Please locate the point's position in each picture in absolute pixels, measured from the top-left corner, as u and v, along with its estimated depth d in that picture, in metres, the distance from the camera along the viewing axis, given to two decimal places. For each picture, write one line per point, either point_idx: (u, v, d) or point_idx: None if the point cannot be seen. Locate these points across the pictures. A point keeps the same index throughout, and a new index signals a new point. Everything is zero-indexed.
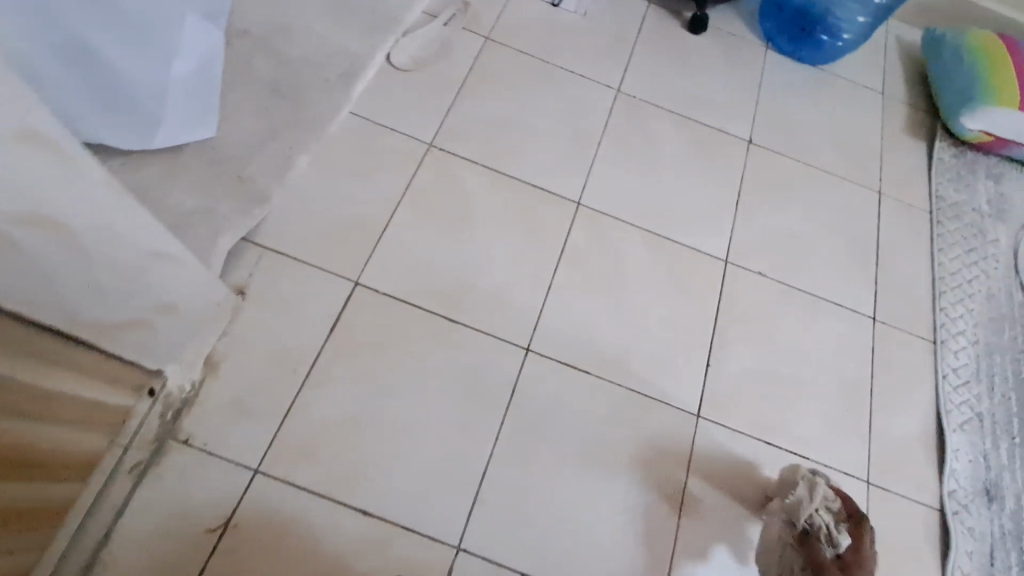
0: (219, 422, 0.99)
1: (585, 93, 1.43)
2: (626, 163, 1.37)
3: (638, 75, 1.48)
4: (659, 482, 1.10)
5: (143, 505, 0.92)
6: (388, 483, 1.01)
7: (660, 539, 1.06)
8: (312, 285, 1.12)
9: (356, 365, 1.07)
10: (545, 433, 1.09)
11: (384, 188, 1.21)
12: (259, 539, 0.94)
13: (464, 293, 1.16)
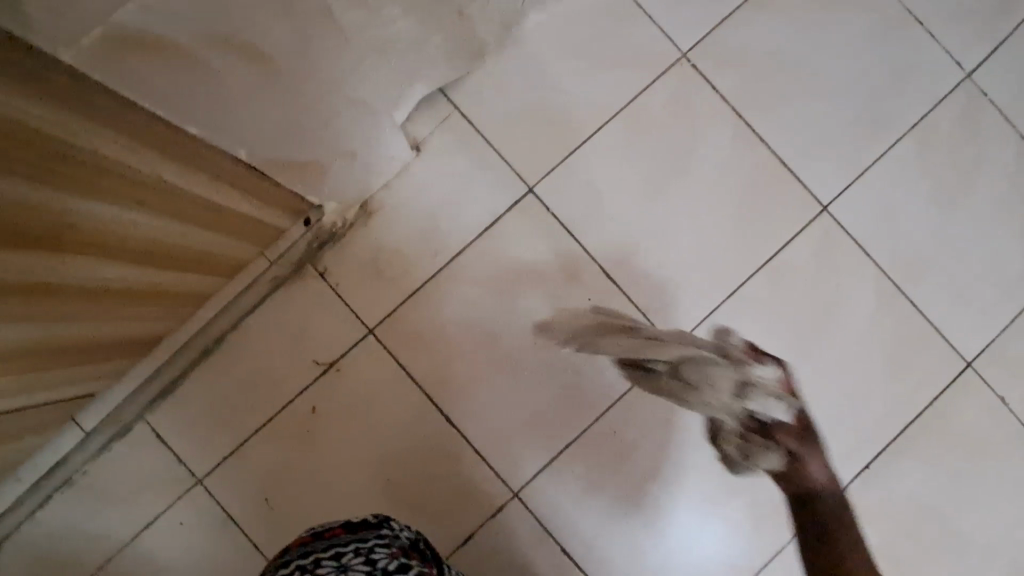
0: (356, 268, 0.98)
1: (917, 61, 1.02)
2: (919, 172, 1.01)
3: (1007, 65, 1.04)
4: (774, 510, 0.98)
5: (272, 315, 0.96)
6: (480, 405, 0.98)
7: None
8: (487, 172, 1.00)
9: (497, 278, 0.99)
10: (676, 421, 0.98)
11: (606, 94, 1.01)
12: (352, 393, 0.96)
13: (636, 255, 1.00)
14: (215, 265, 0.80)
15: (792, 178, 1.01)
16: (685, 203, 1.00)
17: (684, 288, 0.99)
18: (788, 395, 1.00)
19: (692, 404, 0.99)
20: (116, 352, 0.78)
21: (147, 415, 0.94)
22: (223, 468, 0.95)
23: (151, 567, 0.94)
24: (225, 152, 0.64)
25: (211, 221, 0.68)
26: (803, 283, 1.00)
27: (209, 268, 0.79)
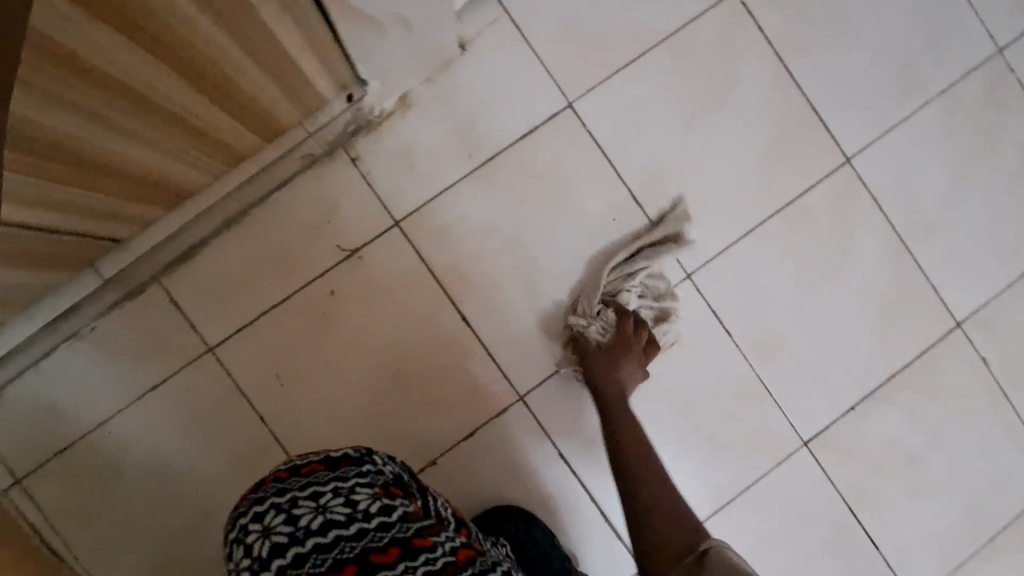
0: (389, 158, 0.98)
1: (951, 32, 1.06)
2: (937, 138, 1.06)
3: None
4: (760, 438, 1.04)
5: (300, 193, 0.95)
6: (497, 309, 1.00)
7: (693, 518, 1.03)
8: (529, 82, 1.00)
9: (528, 186, 1.00)
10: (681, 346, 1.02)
11: (655, 18, 1.02)
12: (372, 282, 0.97)
13: (663, 181, 1.02)
14: (257, 122, 0.79)
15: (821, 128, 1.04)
16: (717, 137, 1.03)
17: (705, 220, 1.02)
18: (789, 337, 1.04)
19: (700, 331, 1.03)
20: (150, 196, 0.78)
21: (164, 277, 0.93)
22: (237, 339, 0.96)
23: (156, 429, 0.95)
24: None
25: (266, 62, 0.67)
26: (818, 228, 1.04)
27: (251, 123, 0.78)
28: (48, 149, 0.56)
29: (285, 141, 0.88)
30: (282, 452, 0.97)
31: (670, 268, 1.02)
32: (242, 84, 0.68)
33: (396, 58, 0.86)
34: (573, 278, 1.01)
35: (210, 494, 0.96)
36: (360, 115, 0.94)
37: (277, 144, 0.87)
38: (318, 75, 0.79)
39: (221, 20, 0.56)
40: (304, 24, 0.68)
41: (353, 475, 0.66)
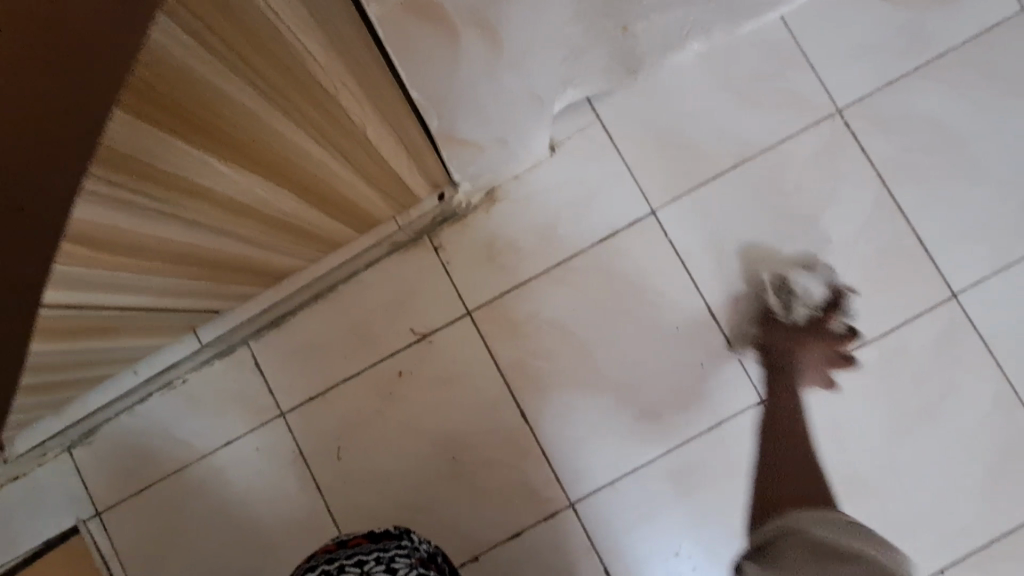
0: (470, 250, 1.01)
1: None
2: None
3: None
4: None
5: (384, 276, 1.01)
6: (558, 410, 0.99)
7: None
8: (614, 189, 1.01)
9: (602, 290, 1.00)
10: (747, 475, 0.97)
11: (751, 137, 1.01)
12: (440, 367, 1.00)
13: (742, 299, 0.99)
14: (357, 220, 0.85)
15: (925, 261, 0.98)
16: (806, 260, 0.99)
17: (785, 345, 0.98)
18: (873, 482, 0.96)
19: (770, 462, 0.97)
20: (253, 279, 0.84)
21: (251, 341, 1.01)
22: (307, 408, 1.00)
23: (222, 484, 1.00)
24: (417, 121, 0.68)
25: (372, 179, 0.72)
26: (914, 368, 0.96)
27: (351, 222, 0.84)
28: (175, 261, 0.62)
29: (377, 234, 0.94)
30: (332, 523, 0.99)
31: (743, 390, 0.98)
32: (349, 196, 0.74)
33: (491, 166, 0.90)
34: (638, 388, 0.99)
35: (260, 555, 0.99)
36: (449, 211, 0.99)
37: (371, 235, 0.93)
38: (417, 182, 0.84)
39: (341, 157, 0.61)
40: (413, 149, 0.73)
41: (393, 549, 0.74)
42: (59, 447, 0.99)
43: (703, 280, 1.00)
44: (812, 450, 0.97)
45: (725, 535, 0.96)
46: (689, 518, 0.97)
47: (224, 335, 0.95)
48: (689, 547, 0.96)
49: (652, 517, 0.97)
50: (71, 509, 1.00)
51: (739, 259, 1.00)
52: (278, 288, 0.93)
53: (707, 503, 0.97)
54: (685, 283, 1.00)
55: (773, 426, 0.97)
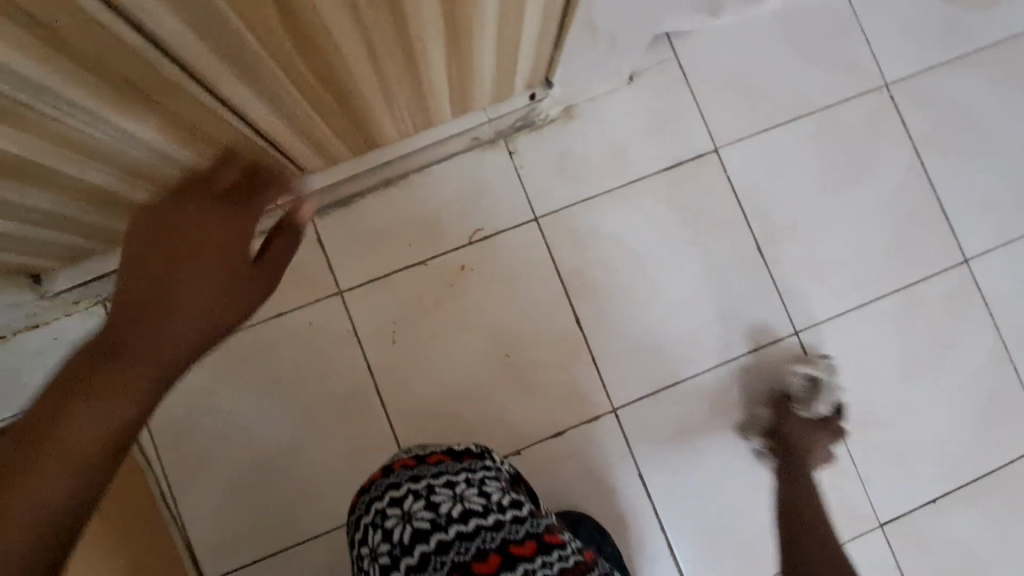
0: (543, 161, 1.06)
1: None
2: None
3: None
4: (836, 508, 1.03)
5: (458, 172, 1.03)
6: (609, 320, 1.04)
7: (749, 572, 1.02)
8: (683, 124, 1.08)
9: (661, 216, 1.07)
10: (775, 400, 1.05)
11: (809, 96, 1.10)
12: (503, 267, 1.03)
13: (787, 240, 1.08)
14: (460, 101, 0.87)
15: (947, 227, 1.09)
16: (846, 213, 1.09)
17: (820, 286, 1.07)
18: (883, 416, 1.06)
19: (797, 389, 1.05)
20: (350, 142, 0.85)
21: (317, 216, 1.00)
22: (366, 290, 1.01)
23: (267, 355, 0.98)
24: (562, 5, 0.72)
25: (502, 54, 0.75)
26: (928, 319, 1.07)
27: (454, 101, 0.87)
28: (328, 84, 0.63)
29: (464, 125, 0.96)
30: (379, 406, 1.00)
31: (781, 322, 1.06)
32: (475, 67, 0.76)
33: (585, 75, 0.95)
34: (685, 310, 1.06)
35: (301, 430, 0.99)
36: (531, 118, 1.02)
37: (459, 125, 0.96)
38: (522, 74, 0.88)
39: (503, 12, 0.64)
40: (543, 34, 0.77)
41: (478, 472, 0.73)
42: (97, 297, 0.96)
43: (755, 217, 1.07)
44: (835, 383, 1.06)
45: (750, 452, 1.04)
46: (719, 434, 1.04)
47: (296, 202, 0.95)
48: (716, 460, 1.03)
49: (687, 430, 1.03)
50: None
51: (788, 203, 1.08)
52: (361, 163, 0.94)
53: (737, 421, 1.04)
54: (738, 219, 1.07)
55: (802, 358, 1.06)
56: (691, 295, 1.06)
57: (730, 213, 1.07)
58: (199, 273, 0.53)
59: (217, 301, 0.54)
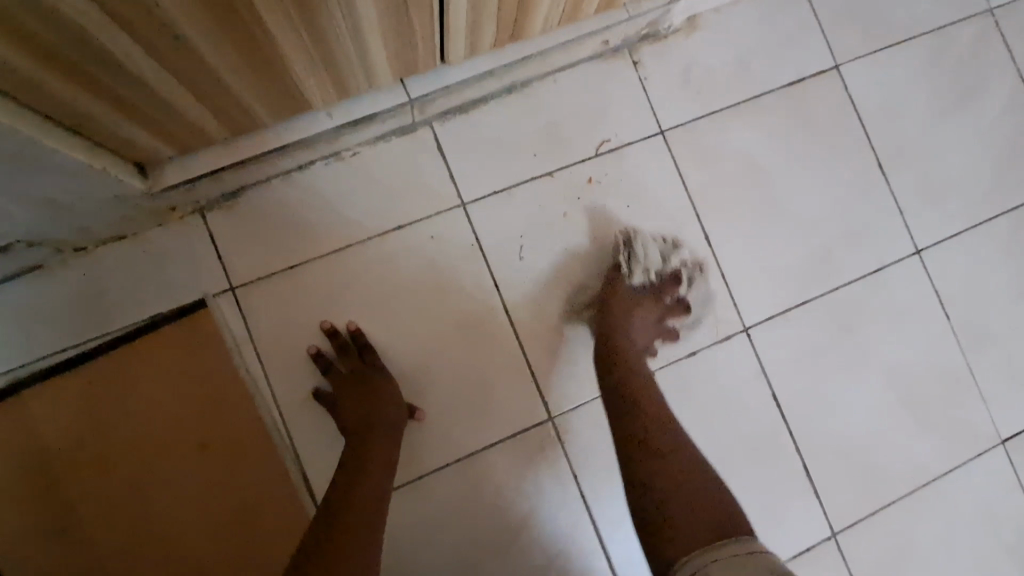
0: (669, 71, 1.00)
1: None
2: None
3: None
4: (961, 426, 1.02)
5: (580, 80, 0.97)
6: (740, 237, 0.99)
7: (884, 497, 0.99)
8: (802, 40, 1.05)
9: (787, 131, 1.03)
10: (900, 318, 1.02)
11: (919, 19, 1.09)
12: (630, 180, 0.97)
13: (904, 160, 1.06)
14: None
15: None
16: (957, 134, 1.09)
17: (936, 205, 1.06)
18: (1000, 334, 1.06)
19: (919, 307, 1.04)
20: (502, 19, 0.78)
21: (436, 123, 0.93)
22: (488, 202, 0.93)
23: (388, 270, 0.90)
24: None
25: None
26: None
27: None
28: None
29: (601, 22, 0.90)
30: (507, 326, 0.92)
31: (901, 240, 1.04)
32: None
33: None
34: (814, 226, 1.01)
35: (423, 355, 0.90)
36: (659, 25, 0.97)
37: (597, 22, 0.89)
38: None
39: None
40: None
41: None
42: (193, 206, 0.85)
43: (874, 136, 1.06)
44: (954, 301, 1.05)
45: (880, 371, 1.01)
46: (851, 353, 1.00)
47: (422, 100, 0.86)
48: (849, 380, 1.00)
49: (821, 349, 0.99)
50: (198, 281, 0.85)
51: (903, 123, 1.07)
52: (494, 57, 0.86)
53: (867, 340, 1.01)
54: (858, 137, 1.05)
55: (922, 277, 1.04)
56: (819, 211, 1.02)
57: (851, 130, 1.05)
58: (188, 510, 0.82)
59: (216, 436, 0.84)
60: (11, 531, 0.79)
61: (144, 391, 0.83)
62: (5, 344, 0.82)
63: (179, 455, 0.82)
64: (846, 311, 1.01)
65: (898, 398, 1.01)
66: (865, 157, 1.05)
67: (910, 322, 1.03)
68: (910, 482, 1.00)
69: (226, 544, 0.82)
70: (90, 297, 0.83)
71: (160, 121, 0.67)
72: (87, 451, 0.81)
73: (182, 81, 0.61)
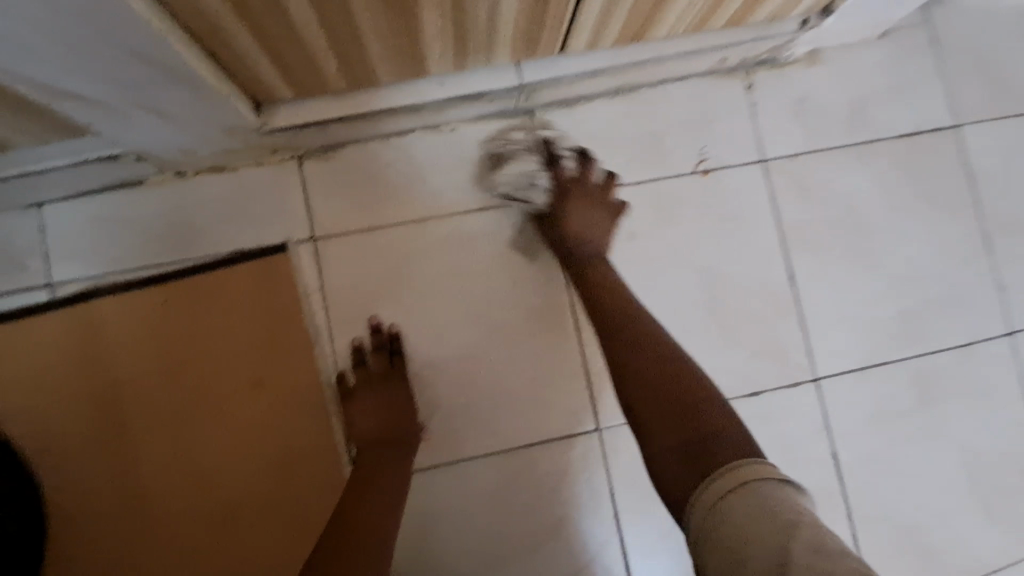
0: (781, 101, 0.97)
1: None
2: None
3: None
4: None
5: (690, 94, 0.95)
6: (826, 282, 0.95)
7: None
8: (927, 93, 1.00)
9: (893, 182, 0.98)
10: (982, 400, 0.96)
11: None
12: (721, 203, 0.94)
13: (1014, 234, 1.00)
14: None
15: None
16: None
17: None
18: None
19: (1004, 390, 0.97)
20: (632, 17, 0.77)
21: (538, 112, 0.93)
22: (576, 198, 0.92)
23: (465, 248, 0.90)
24: None
25: None
26: None
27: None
28: None
29: (727, 38, 0.87)
30: (572, 327, 0.90)
31: (996, 318, 0.98)
32: None
33: (866, 7, 0.87)
34: (906, 284, 0.96)
35: (482, 339, 0.89)
36: (781, 51, 0.95)
37: (723, 35, 0.87)
38: None
39: None
40: None
41: None
42: (293, 150, 0.86)
43: (985, 203, 1.00)
44: None
45: (949, 450, 0.95)
46: (923, 425, 0.94)
47: (534, 85, 0.86)
48: (916, 453, 0.94)
49: (892, 414, 0.94)
50: (284, 224, 0.87)
51: (1018, 196, 1.01)
52: (612, 53, 0.85)
53: (943, 415, 0.95)
54: (968, 201, 1.00)
55: (1012, 359, 0.98)
56: (913, 271, 0.97)
57: (961, 193, 1.00)
58: (237, 447, 0.83)
59: (269, 380, 0.84)
60: (62, 430, 0.82)
61: (211, 322, 0.84)
62: (94, 251, 0.84)
63: (236, 389, 0.84)
64: (924, 379, 0.95)
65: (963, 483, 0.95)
66: (972, 224, 0.99)
67: (988, 405, 0.96)
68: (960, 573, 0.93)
69: (257, 489, 0.83)
70: (179, 221, 0.85)
71: (288, 58, 0.68)
72: (153, 376, 0.83)
73: (322, 23, 0.62)
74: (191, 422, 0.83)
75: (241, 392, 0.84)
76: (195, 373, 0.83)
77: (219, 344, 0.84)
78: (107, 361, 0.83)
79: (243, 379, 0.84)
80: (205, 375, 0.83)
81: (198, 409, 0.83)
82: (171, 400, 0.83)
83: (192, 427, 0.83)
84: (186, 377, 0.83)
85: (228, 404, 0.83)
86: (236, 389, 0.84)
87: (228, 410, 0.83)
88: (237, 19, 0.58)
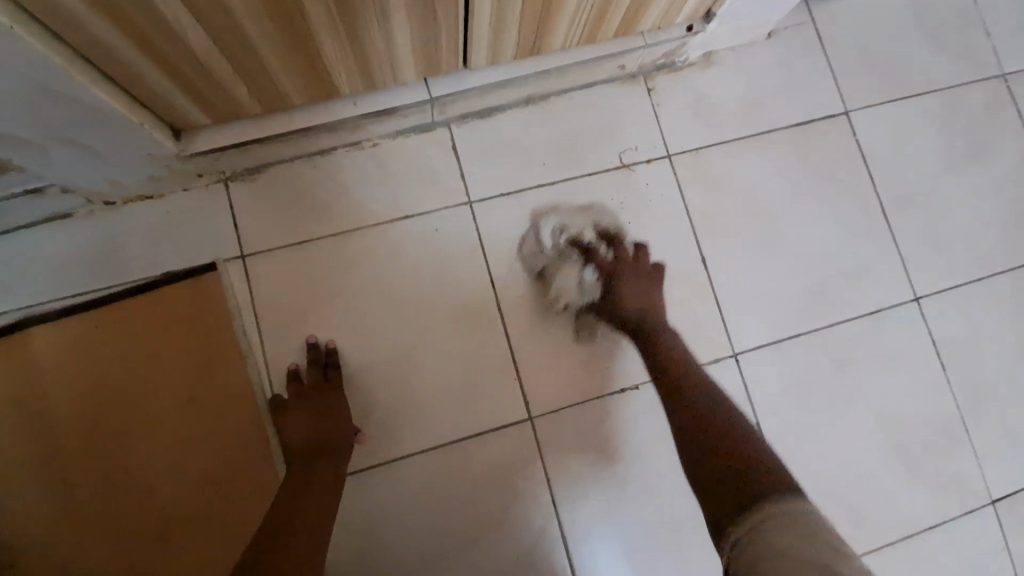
0: (682, 100, 1.05)
1: None
2: None
3: None
4: (951, 481, 1.00)
5: (595, 100, 1.02)
6: (737, 264, 1.01)
7: (863, 543, 0.96)
8: (815, 85, 1.09)
9: (792, 168, 1.06)
10: (894, 363, 1.02)
11: (933, 78, 1.13)
12: (633, 196, 1.01)
13: (908, 208, 1.08)
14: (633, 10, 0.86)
15: None
16: (964, 189, 1.10)
17: (939, 256, 1.07)
18: (998, 393, 1.04)
19: (914, 353, 1.03)
20: (524, 32, 0.83)
21: (453, 124, 0.98)
22: (496, 202, 0.98)
23: (391, 255, 0.94)
24: None
25: None
26: None
27: (629, 8, 0.86)
28: None
29: (620, 46, 0.95)
30: (499, 322, 0.95)
31: (900, 285, 1.05)
32: None
33: (742, 11, 0.96)
34: (812, 260, 1.03)
35: (412, 340, 0.92)
36: (676, 55, 1.02)
37: (616, 44, 0.94)
38: None
39: None
40: None
41: None
42: (218, 174, 0.91)
43: (879, 182, 1.08)
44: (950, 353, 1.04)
45: (869, 413, 1.00)
46: (841, 391, 0.99)
47: (443, 98, 0.92)
48: (837, 419, 0.99)
49: (811, 383, 0.99)
50: (213, 244, 0.90)
51: (909, 172, 1.09)
52: (514, 65, 0.91)
53: (859, 381, 1.00)
54: (863, 181, 1.07)
55: (919, 323, 1.04)
56: (818, 248, 1.03)
57: (856, 174, 1.07)
58: (174, 464, 0.85)
59: (204, 394, 0.86)
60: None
61: (144, 343, 0.86)
62: (25, 282, 0.86)
63: (171, 407, 0.86)
64: (837, 348, 1.00)
65: (885, 443, 0.99)
66: (869, 201, 1.07)
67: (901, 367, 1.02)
68: (891, 531, 0.97)
69: (197, 503, 0.84)
70: (109, 248, 0.88)
71: (199, 88, 0.73)
72: (87, 400, 0.85)
73: (223, 53, 0.67)
74: (126, 443, 0.84)
75: (176, 408, 0.86)
76: (129, 394, 0.85)
77: (154, 364, 0.86)
78: (41, 389, 0.84)
79: (178, 395, 0.86)
80: (140, 395, 0.85)
81: (133, 429, 0.85)
82: (107, 422, 0.84)
83: (128, 448, 0.84)
84: (121, 398, 0.85)
85: (163, 423, 0.85)
86: (171, 406, 0.86)
87: (164, 428, 0.85)
88: (140, 53, 0.64)
